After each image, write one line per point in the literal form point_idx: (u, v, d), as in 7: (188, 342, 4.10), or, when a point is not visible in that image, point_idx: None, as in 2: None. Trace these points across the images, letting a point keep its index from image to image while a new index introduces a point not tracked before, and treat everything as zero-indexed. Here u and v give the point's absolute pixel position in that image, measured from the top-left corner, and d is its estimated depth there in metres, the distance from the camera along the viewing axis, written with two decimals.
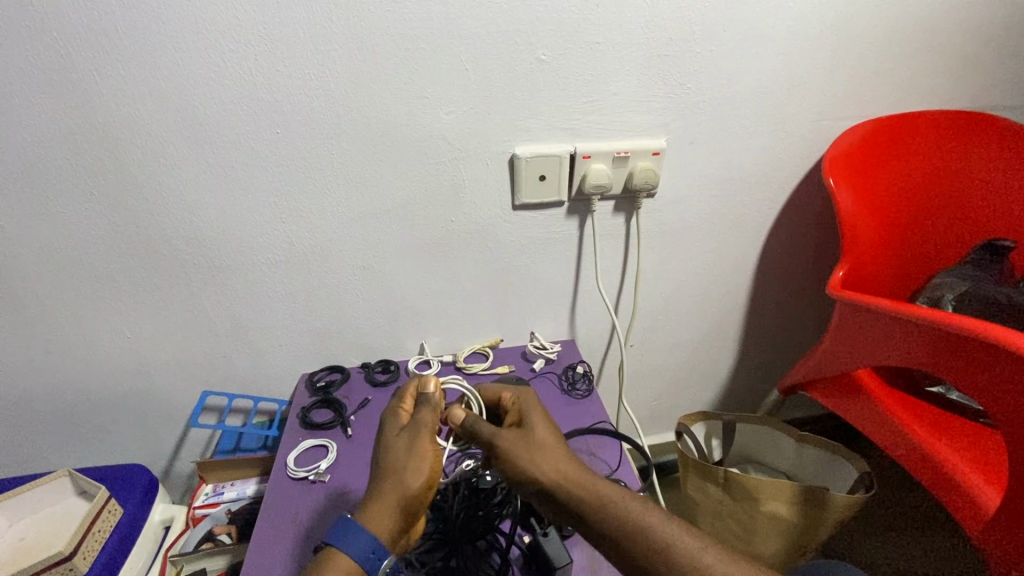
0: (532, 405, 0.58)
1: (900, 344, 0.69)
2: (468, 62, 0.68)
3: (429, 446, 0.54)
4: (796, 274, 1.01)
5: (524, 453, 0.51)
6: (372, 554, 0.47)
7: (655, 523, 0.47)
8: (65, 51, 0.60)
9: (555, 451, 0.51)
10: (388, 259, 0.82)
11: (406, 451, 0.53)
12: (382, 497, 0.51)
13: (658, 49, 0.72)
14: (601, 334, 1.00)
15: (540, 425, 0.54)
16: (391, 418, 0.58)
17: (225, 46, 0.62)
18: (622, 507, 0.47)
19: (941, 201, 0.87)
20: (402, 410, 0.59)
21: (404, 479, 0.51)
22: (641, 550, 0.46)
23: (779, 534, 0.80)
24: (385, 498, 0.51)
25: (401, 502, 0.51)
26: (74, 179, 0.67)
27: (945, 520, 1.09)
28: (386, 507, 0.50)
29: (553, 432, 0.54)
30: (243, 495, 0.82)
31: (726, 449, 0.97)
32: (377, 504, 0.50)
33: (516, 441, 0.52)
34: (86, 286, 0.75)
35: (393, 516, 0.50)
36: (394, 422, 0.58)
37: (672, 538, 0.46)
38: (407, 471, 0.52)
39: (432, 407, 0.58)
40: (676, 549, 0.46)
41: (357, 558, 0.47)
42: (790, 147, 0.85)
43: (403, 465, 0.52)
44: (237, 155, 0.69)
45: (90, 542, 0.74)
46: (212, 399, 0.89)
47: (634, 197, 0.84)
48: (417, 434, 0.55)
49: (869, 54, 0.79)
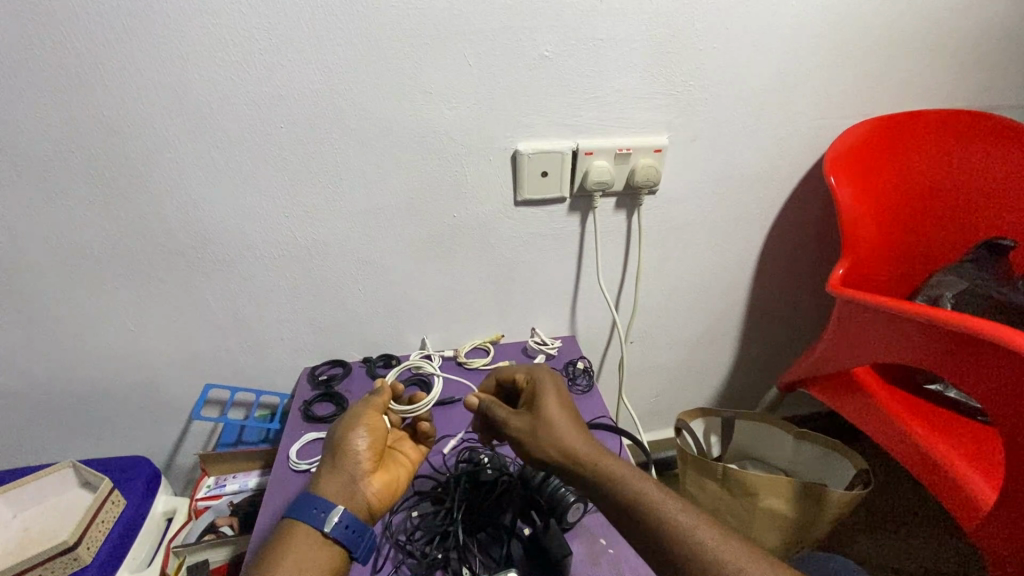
0: (546, 380, 0.61)
1: (898, 341, 0.69)
2: (472, 57, 0.68)
3: (366, 411, 0.62)
4: (796, 271, 1.01)
5: (533, 433, 0.55)
6: (315, 509, 0.53)
7: (653, 500, 0.48)
8: (70, 45, 0.60)
9: (564, 426, 0.54)
10: (390, 254, 0.82)
11: (342, 425, 0.62)
12: (325, 465, 0.58)
13: (662, 46, 0.72)
14: (601, 330, 1.00)
15: (551, 401, 0.57)
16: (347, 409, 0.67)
17: (228, 39, 0.62)
18: (621, 482, 0.49)
19: (941, 200, 0.88)
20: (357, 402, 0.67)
21: (341, 444, 0.59)
22: (647, 532, 0.47)
23: (777, 529, 0.81)
24: (329, 467, 0.58)
25: (340, 462, 0.58)
26: (79, 172, 0.68)
27: (941, 517, 1.10)
28: (329, 473, 0.57)
29: (564, 406, 0.57)
30: (246, 487, 0.83)
31: (724, 447, 0.98)
32: (322, 474, 0.58)
33: (525, 424, 0.57)
34: (91, 279, 0.76)
35: (336, 477, 0.57)
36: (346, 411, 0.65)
37: (671, 516, 0.47)
38: (343, 438, 0.60)
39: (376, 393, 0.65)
40: (673, 527, 0.47)
41: (305, 517, 0.53)
42: (792, 146, 0.86)
43: (346, 440, 0.59)
44: (240, 148, 0.69)
45: (94, 532, 0.75)
46: (215, 392, 0.90)
47: (636, 194, 0.84)
48: (353, 409, 0.63)
49: (872, 53, 0.79)
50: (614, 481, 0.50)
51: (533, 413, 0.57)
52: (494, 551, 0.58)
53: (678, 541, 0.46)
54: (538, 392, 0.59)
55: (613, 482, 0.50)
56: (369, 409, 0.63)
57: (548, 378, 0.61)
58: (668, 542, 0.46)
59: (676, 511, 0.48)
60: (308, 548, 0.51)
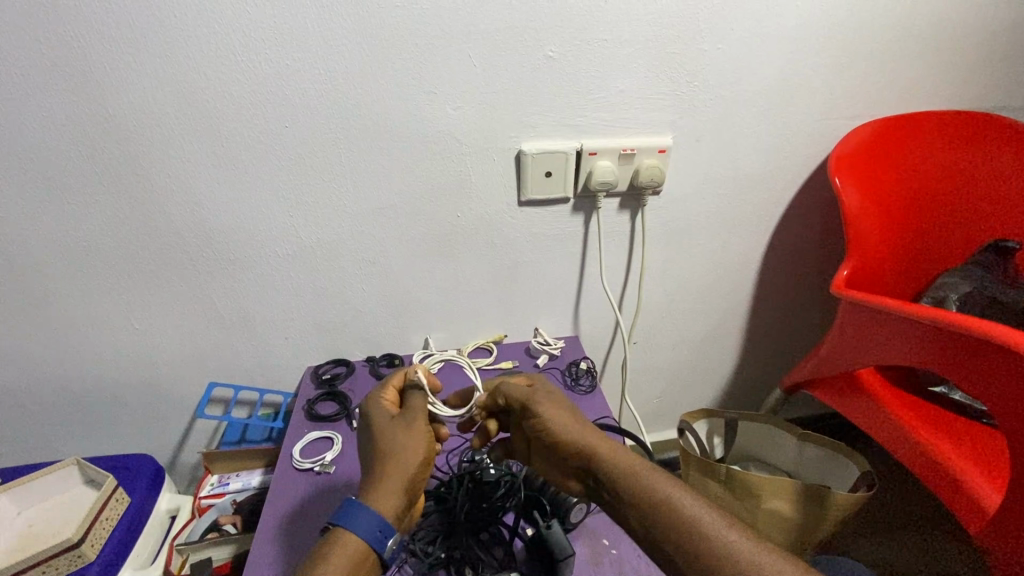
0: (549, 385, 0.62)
1: (904, 343, 0.69)
2: (477, 58, 0.68)
3: (425, 428, 0.57)
4: (801, 272, 1.01)
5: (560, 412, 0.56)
6: (380, 533, 0.48)
7: (680, 497, 0.48)
8: (78, 44, 0.60)
9: (586, 418, 0.56)
10: (394, 253, 0.82)
11: (401, 435, 0.56)
12: (388, 478, 0.52)
13: (667, 46, 0.72)
14: (605, 331, 1.00)
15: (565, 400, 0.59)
16: (379, 409, 0.60)
17: (235, 40, 0.63)
18: (649, 475, 0.50)
19: (947, 202, 0.87)
20: (388, 404, 0.61)
21: (406, 460, 0.54)
22: (669, 523, 0.47)
23: (780, 531, 0.81)
24: (387, 478, 0.52)
25: (403, 481, 0.53)
26: (84, 171, 0.68)
27: (945, 520, 1.10)
28: (389, 487, 0.52)
29: (578, 408, 0.58)
30: (249, 485, 0.83)
31: (728, 448, 0.97)
32: (380, 486, 0.52)
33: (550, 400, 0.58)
34: (97, 278, 0.76)
35: (396, 494, 0.52)
36: (384, 414, 0.59)
37: (696, 512, 0.47)
38: (406, 453, 0.54)
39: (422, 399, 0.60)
40: (701, 522, 0.46)
41: (365, 536, 0.48)
42: (797, 145, 0.85)
43: (411, 456, 0.54)
44: (245, 148, 0.70)
45: (98, 531, 0.75)
46: (219, 390, 0.90)
47: (640, 195, 0.84)
48: (412, 419, 0.57)
49: (878, 52, 0.79)
50: (642, 472, 0.50)
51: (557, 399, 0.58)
52: (497, 550, 0.59)
53: (705, 539, 0.45)
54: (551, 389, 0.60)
55: (641, 473, 0.50)
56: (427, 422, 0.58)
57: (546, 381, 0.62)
58: (700, 540, 0.45)
59: (702, 511, 0.47)
60: (363, 571, 0.47)
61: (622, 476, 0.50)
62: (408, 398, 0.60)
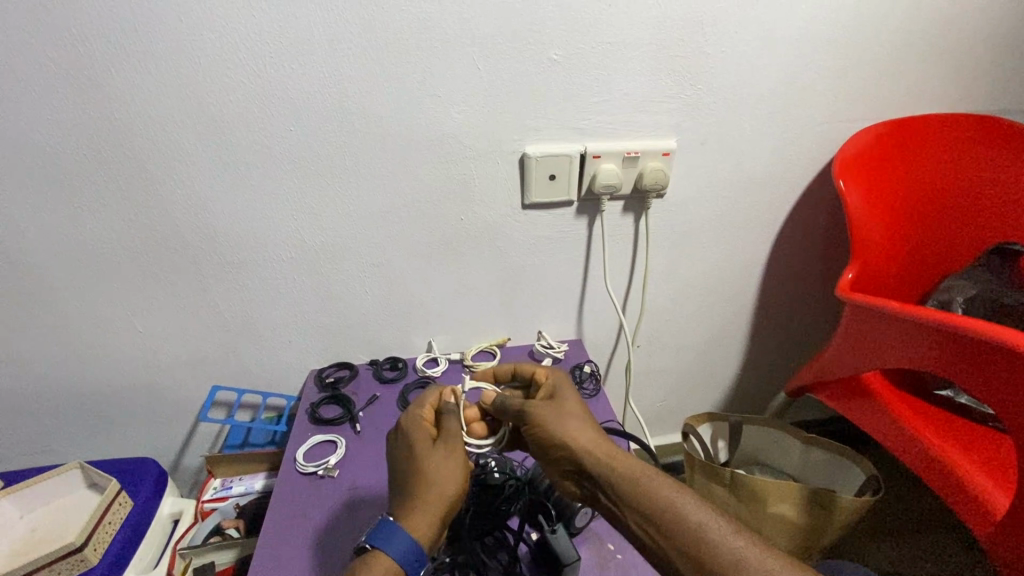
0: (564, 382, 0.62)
1: (907, 346, 0.69)
2: (481, 61, 0.68)
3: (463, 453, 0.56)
4: (805, 275, 1.01)
5: (554, 419, 0.55)
6: (417, 560, 0.48)
7: (679, 500, 0.48)
8: (84, 48, 0.60)
9: (584, 421, 0.55)
10: (397, 256, 0.82)
11: (442, 460, 0.54)
12: (427, 503, 0.51)
13: (671, 50, 0.72)
14: (608, 334, 1.00)
15: (570, 400, 0.58)
16: (418, 429, 0.58)
17: (241, 45, 0.63)
18: (645, 480, 0.49)
19: (951, 205, 0.87)
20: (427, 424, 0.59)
21: (446, 487, 0.53)
22: (674, 529, 0.46)
23: (785, 536, 0.80)
24: (428, 505, 0.51)
25: (444, 510, 0.52)
26: (89, 175, 0.68)
27: (951, 524, 1.09)
28: (431, 515, 0.51)
29: (582, 407, 0.57)
30: (252, 489, 0.82)
31: (733, 452, 0.97)
32: (420, 513, 0.51)
33: (545, 406, 0.57)
34: (101, 282, 0.77)
35: (436, 522, 0.51)
36: (424, 435, 0.57)
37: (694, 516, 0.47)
38: (449, 479, 0.53)
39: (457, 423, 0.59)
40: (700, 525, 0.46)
41: (404, 563, 0.47)
42: (801, 148, 0.85)
43: (450, 482, 0.53)
44: (250, 151, 0.70)
45: (101, 534, 0.75)
46: (223, 393, 0.90)
47: (644, 198, 0.84)
48: (452, 445, 0.56)
49: (882, 55, 0.79)
50: (638, 477, 0.50)
51: (554, 403, 0.57)
52: (502, 555, 0.58)
53: (703, 544, 0.45)
54: (558, 392, 0.60)
55: (637, 477, 0.50)
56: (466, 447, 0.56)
57: (560, 379, 0.62)
58: (699, 545, 0.45)
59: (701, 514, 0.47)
60: None
61: (617, 484, 0.50)
62: (446, 420, 0.59)
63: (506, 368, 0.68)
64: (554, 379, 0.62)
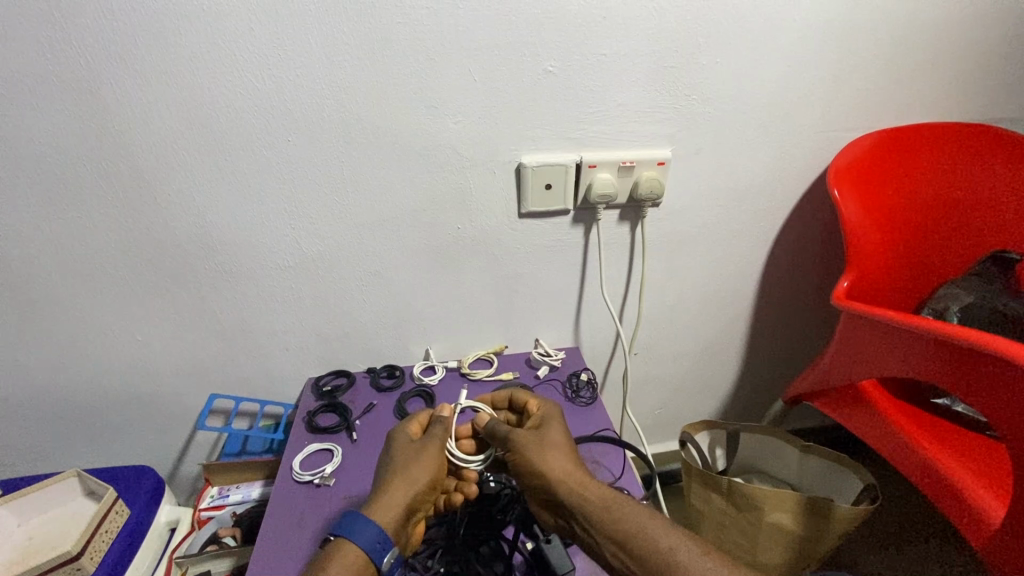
0: (550, 413, 0.62)
1: (905, 355, 0.68)
2: (477, 72, 0.69)
3: (434, 452, 0.58)
4: (802, 283, 1.01)
5: (536, 451, 0.55)
6: (379, 544, 0.50)
7: (658, 529, 0.49)
8: (85, 62, 0.61)
9: (566, 453, 0.55)
10: (394, 265, 0.83)
11: (414, 457, 0.57)
12: (391, 492, 0.54)
13: (665, 60, 0.73)
14: (605, 341, 1.00)
15: (555, 431, 0.59)
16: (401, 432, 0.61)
17: (239, 57, 0.64)
18: (625, 507, 0.51)
19: (946, 214, 0.87)
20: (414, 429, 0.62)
21: (412, 479, 0.55)
22: (645, 557, 0.48)
23: (783, 544, 0.80)
24: (393, 495, 0.54)
25: (408, 498, 0.54)
26: (88, 184, 0.69)
27: (950, 533, 1.09)
28: (394, 501, 0.53)
29: (566, 439, 0.58)
30: (249, 497, 0.83)
31: (731, 460, 0.97)
32: (384, 499, 0.54)
33: (529, 436, 0.57)
34: (100, 290, 0.77)
35: (398, 509, 0.53)
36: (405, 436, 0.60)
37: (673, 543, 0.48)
38: (417, 474, 0.56)
39: (441, 429, 0.61)
40: (677, 553, 0.48)
41: (366, 548, 0.49)
42: (796, 157, 0.86)
43: (416, 475, 0.56)
44: (247, 161, 0.70)
45: (98, 543, 0.75)
46: (220, 401, 0.91)
47: (640, 207, 0.84)
48: (427, 444, 0.59)
49: (875, 65, 0.80)
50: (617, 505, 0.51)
51: (538, 433, 0.58)
52: (498, 565, 0.58)
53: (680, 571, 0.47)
54: (544, 421, 0.60)
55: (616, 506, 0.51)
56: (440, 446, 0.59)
57: (549, 410, 0.62)
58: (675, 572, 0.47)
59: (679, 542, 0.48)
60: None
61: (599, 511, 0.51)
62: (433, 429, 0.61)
63: (504, 394, 0.67)
64: (542, 409, 0.62)
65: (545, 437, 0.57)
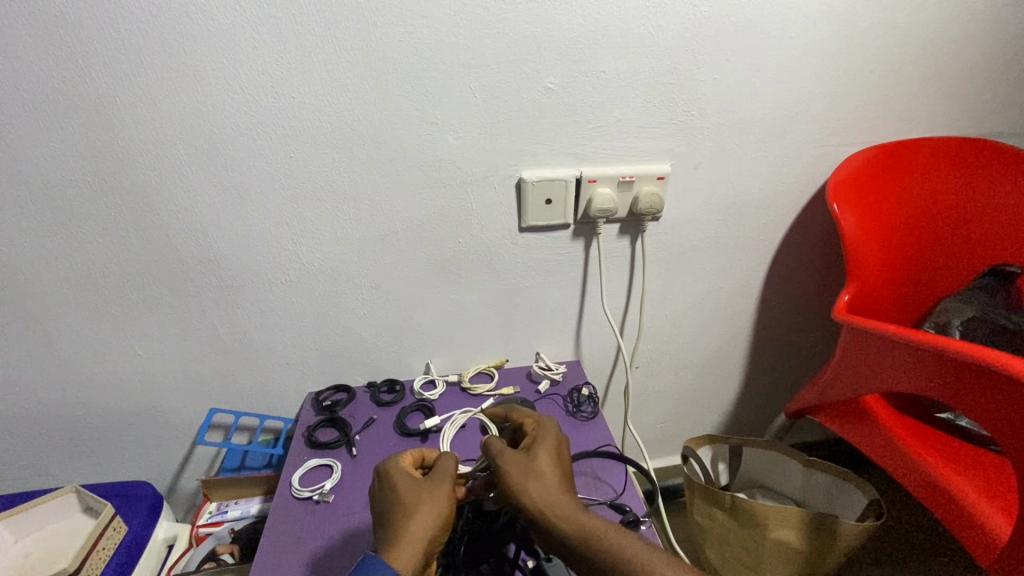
0: (545, 431, 0.60)
1: (910, 370, 0.68)
2: (478, 90, 0.70)
3: (440, 488, 0.56)
4: (803, 296, 1.01)
5: (520, 475, 0.54)
6: None
7: (641, 557, 0.47)
8: (93, 82, 0.62)
9: (552, 477, 0.53)
10: (396, 279, 0.83)
11: (420, 493, 0.55)
12: (402, 530, 0.51)
13: (663, 77, 0.74)
14: (606, 355, 1.00)
15: (544, 451, 0.56)
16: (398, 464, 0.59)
17: (243, 75, 0.65)
18: (605, 537, 0.49)
19: (946, 228, 0.88)
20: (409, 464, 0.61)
21: (424, 516, 0.53)
22: None
23: (787, 561, 0.79)
24: (408, 535, 0.51)
25: (424, 538, 0.51)
26: (93, 200, 0.69)
27: (956, 550, 1.08)
28: (414, 543, 0.50)
29: (555, 461, 0.56)
30: (247, 513, 0.83)
31: (734, 475, 0.96)
32: (403, 541, 0.51)
33: (515, 460, 0.55)
34: (104, 305, 0.77)
35: (418, 550, 0.50)
36: (404, 471, 0.58)
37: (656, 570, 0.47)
38: (429, 510, 0.53)
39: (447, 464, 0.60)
40: None
41: None
42: (795, 172, 0.86)
43: (428, 511, 0.53)
44: (250, 177, 0.71)
45: (95, 560, 0.74)
46: (220, 416, 0.90)
47: (639, 221, 0.85)
48: (434, 480, 0.57)
49: (871, 81, 0.80)
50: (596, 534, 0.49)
51: (525, 456, 0.56)
52: None
53: None
54: (535, 440, 0.59)
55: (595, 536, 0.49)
56: (445, 480, 0.57)
57: (543, 428, 0.61)
58: None
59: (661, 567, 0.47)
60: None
61: (581, 544, 0.49)
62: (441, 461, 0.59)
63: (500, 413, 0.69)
64: (537, 430, 0.60)
65: (532, 462, 0.55)
